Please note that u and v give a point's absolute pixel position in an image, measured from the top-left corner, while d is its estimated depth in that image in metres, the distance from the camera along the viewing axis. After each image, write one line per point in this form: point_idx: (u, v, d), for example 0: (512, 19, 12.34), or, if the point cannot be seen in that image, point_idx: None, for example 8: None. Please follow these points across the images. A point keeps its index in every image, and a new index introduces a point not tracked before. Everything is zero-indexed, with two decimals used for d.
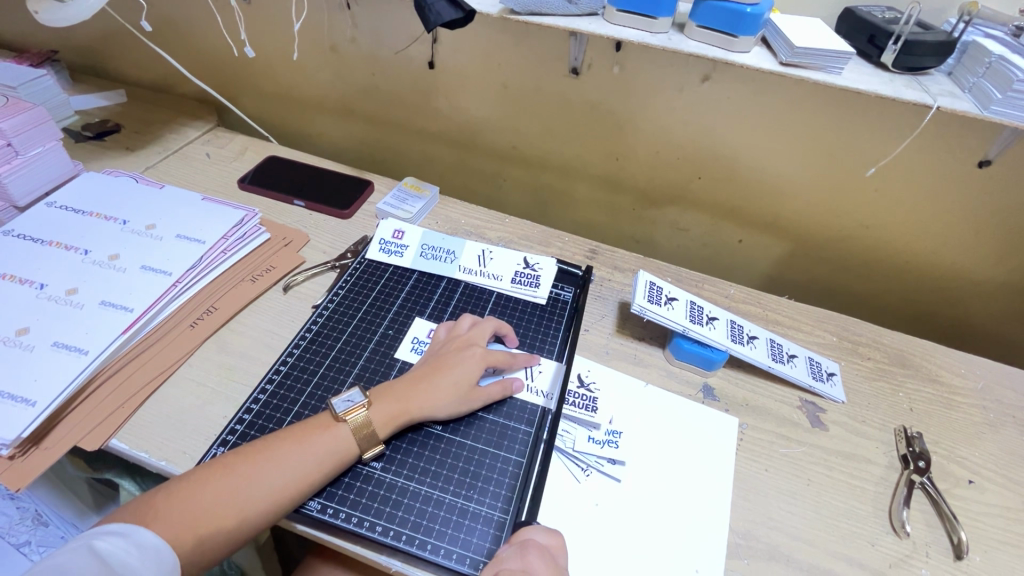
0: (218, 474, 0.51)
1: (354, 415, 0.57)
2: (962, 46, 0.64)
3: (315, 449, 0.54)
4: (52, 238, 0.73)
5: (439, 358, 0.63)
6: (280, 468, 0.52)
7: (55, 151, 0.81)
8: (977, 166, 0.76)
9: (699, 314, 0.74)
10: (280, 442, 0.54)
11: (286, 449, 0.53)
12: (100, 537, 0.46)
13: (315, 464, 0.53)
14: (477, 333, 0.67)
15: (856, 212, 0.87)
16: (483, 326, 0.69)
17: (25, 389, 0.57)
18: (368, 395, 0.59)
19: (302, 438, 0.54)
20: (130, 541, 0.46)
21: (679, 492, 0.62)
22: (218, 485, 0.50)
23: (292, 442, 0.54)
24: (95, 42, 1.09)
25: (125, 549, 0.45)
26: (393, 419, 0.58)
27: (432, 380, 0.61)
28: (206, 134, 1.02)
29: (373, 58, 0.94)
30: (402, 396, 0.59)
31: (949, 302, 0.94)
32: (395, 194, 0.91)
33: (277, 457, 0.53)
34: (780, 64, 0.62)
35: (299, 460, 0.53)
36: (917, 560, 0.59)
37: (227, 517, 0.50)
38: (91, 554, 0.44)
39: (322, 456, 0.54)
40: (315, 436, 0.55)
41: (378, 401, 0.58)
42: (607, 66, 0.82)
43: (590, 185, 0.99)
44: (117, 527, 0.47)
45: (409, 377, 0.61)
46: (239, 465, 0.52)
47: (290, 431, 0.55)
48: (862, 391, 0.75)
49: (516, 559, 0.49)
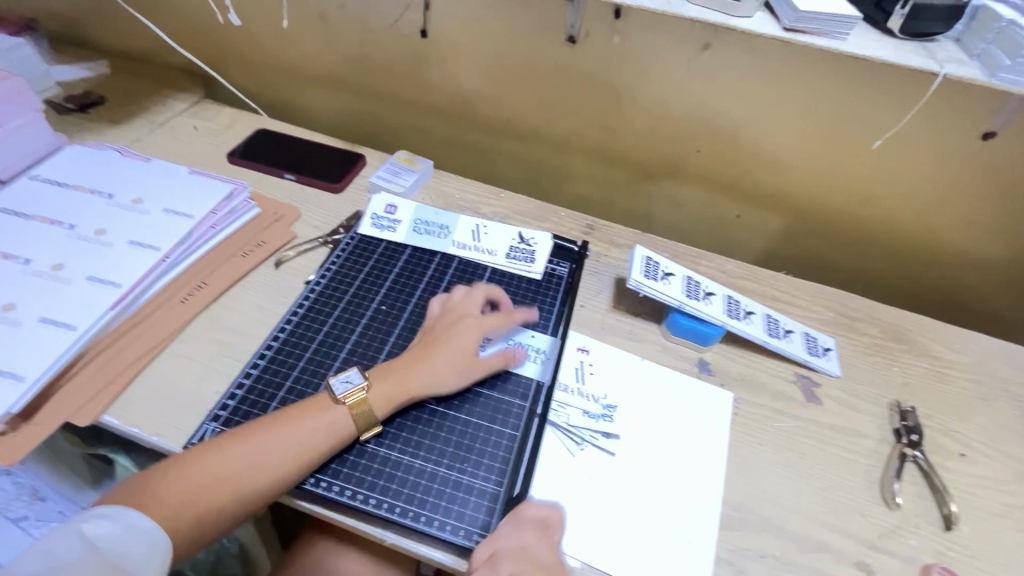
0: (213, 454, 0.51)
1: (354, 398, 0.56)
2: (972, 11, 0.61)
3: (312, 431, 0.54)
4: (35, 212, 0.71)
5: (436, 333, 0.63)
6: (276, 450, 0.52)
7: (38, 123, 0.78)
8: (981, 138, 0.75)
9: (696, 289, 0.73)
10: (278, 423, 0.53)
11: (280, 428, 0.53)
12: (90, 520, 0.46)
13: (314, 446, 0.53)
14: (468, 303, 0.66)
15: (856, 185, 0.86)
16: (475, 294, 0.68)
17: (15, 364, 0.56)
18: (366, 376, 0.58)
19: (300, 418, 0.54)
20: (120, 525, 0.46)
21: (675, 466, 0.62)
22: (214, 466, 0.50)
23: (288, 422, 0.54)
24: (74, 10, 1.05)
25: (115, 534, 0.46)
26: (392, 399, 0.57)
27: (432, 356, 0.60)
28: (193, 106, 0.99)
29: (362, 25, 0.91)
30: (401, 373, 0.59)
31: (945, 278, 0.93)
32: (388, 167, 0.90)
33: (275, 438, 0.52)
34: (783, 30, 0.60)
35: (296, 441, 0.53)
36: (907, 531, 0.60)
37: (225, 496, 0.50)
38: (82, 540, 0.45)
39: (321, 437, 0.54)
40: (310, 414, 0.54)
41: (377, 383, 0.58)
42: (605, 34, 0.79)
43: (586, 159, 0.97)
44: (107, 511, 0.47)
45: (407, 357, 0.60)
46: (234, 444, 0.52)
47: (286, 412, 0.55)
48: (857, 365, 0.75)
49: (514, 538, 0.50)
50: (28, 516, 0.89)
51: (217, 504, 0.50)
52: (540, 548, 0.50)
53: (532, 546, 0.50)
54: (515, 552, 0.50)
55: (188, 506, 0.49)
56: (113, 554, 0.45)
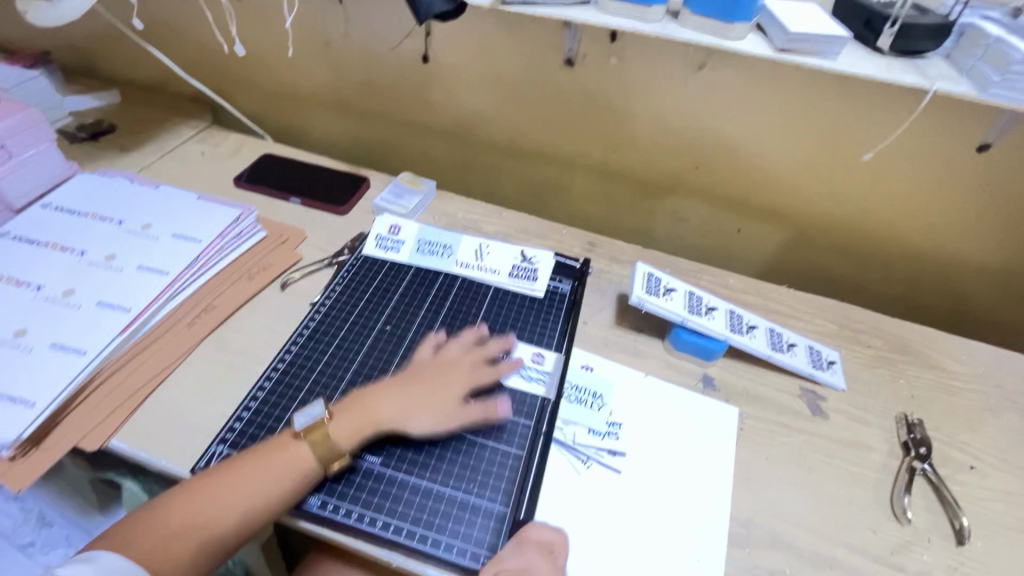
0: (182, 497, 0.51)
1: (313, 430, 0.56)
2: (960, 30, 0.63)
3: (277, 470, 0.53)
4: (47, 239, 0.72)
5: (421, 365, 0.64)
6: (238, 491, 0.52)
7: (50, 152, 0.81)
8: (976, 150, 0.76)
9: (698, 304, 0.74)
10: (244, 463, 0.53)
11: (246, 469, 0.53)
12: (67, 565, 0.46)
13: (280, 486, 0.53)
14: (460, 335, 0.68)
15: (855, 199, 0.87)
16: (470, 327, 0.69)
17: (25, 390, 0.57)
18: (328, 409, 0.58)
19: (265, 457, 0.54)
20: (128, 553, 0.47)
21: (684, 484, 0.61)
22: (180, 510, 0.50)
23: (251, 463, 0.53)
24: (87, 43, 1.09)
25: (93, 574, 0.45)
26: (359, 429, 0.57)
27: (403, 390, 0.60)
28: (200, 133, 1.02)
29: (366, 52, 0.94)
30: (365, 407, 0.59)
31: (949, 288, 0.93)
32: (391, 189, 0.91)
33: (240, 478, 0.52)
34: (775, 50, 0.62)
35: (261, 480, 0.52)
36: (919, 546, 0.59)
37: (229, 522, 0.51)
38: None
39: (287, 476, 0.53)
40: (274, 454, 0.54)
41: (341, 414, 0.58)
42: (602, 57, 0.81)
43: (587, 177, 0.98)
44: (82, 554, 0.47)
45: (374, 390, 0.61)
46: (201, 489, 0.52)
47: (252, 451, 0.55)
48: (862, 378, 0.75)
49: (516, 557, 0.51)
50: (35, 541, 0.90)
51: (219, 531, 0.51)
52: (541, 567, 0.50)
53: (535, 568, 0.50)
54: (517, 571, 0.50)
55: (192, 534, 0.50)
56: None
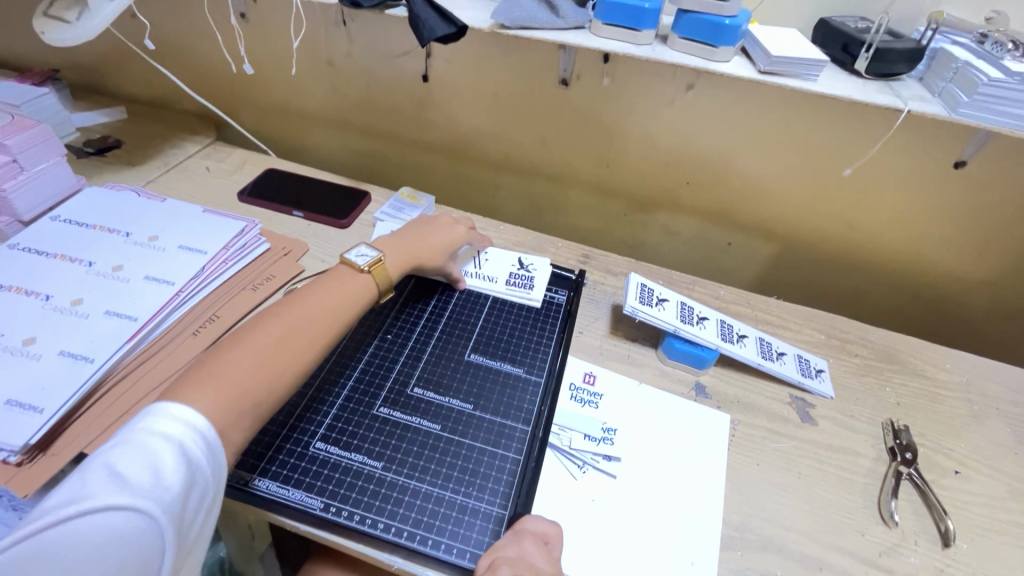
0: (220, 366, 0.51)
1: (374, 266, 0.67)
2: (932, 53, 0.67)
3: (308, 315, 0.59)
4: (56, 251, 0.74)
5: (430, 249, 0.75)
6: (280, 341, 0.55)
7: (60, 166, 0.83)
8: (953, 166, 0.79)
9: (690, 314, 0.77)
10: (277, 324, 0.57)
11: (281, 326, 0.57)
12: (187, 442, 0.44)
13: (317, 320, 0.59)
14: (449, 233, 0.78)
15: (839, 213, 0.90)
16: (457, 227, 0.80)
17: (34, 397, 0.58)
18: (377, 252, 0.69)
19: (296, 313, 0.58)
20: (202, 453, 0.45)
21: (678, 489, 0.63)
22: (225, 373, 0.50)
23: (282, 323, 0.57)
24: (96, 61, 1.12)
25: (196, 473, 0.44)
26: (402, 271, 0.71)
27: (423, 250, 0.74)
28: (205, 148, 1.04)
29: (368, 71, 0.97)
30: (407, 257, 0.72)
31: (933, 299, 0.96)
32: (392, 203, 0.94)
33: (279, 335, 0.56)
34: (758, 72, 0.66)
35: (296, 322, 0.57)
36: (907, 548, 0.61)
37: (266, 380, 0.52)
38: (180, 457, 0.43)
39: (320, 313, 0.60)
40: (307, 302, 0.60)
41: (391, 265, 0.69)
42: (596, 77, 0.85)
43: (582, 191, 1.01)
44: (185, 425, 0.45)
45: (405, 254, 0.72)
46: (237, 353, 0.53)
47: (279, 311, 0.58)
48: (850, 386, 0.77)
49: (513, 547, 0.51)
50: None
51: (260, 386, 0.52)
52: (537, 558, 0.50)
53: (530, 556, 0.50)
54: (512, 559, 0.50)
55: (230, 386, 0.49)
56: (190, 494, 0.42)
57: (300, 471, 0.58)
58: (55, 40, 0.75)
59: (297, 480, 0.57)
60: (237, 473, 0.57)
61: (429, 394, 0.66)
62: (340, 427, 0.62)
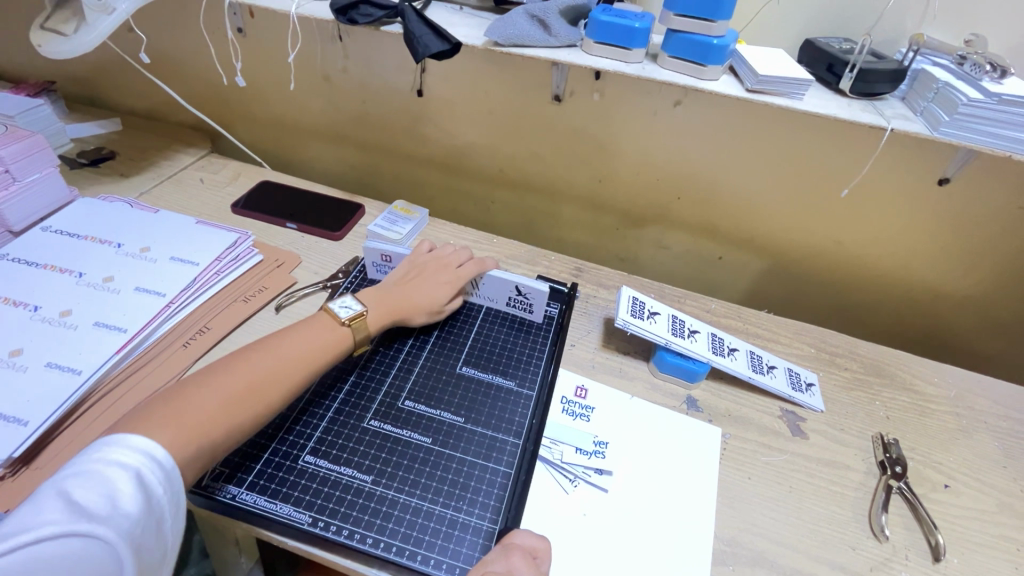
0: (179, 403, 0.51)
1: (356, 320, 0.66)
2: (913, 74, 0.69)
3: (278, 355, 0.59)
4: (47, 261, 0.74)
5: (417, 299, 0.73)
6: (243, 378, 0.55)
7: (53, 177, 0.83)
8: (937, 183, 0.81)
9: (681, 327, 0.77)
10: (244, 363, 0.57)
11: (247, 364, 0.57)
12: (146, 469, 0.44)
13: (286, 362, 0.59)
14: (442, 278, 0.76)
15: (828, 229, 0.91)
16: (450, 270, 0.77)
17: (18, 409, 0.57)
18: (363, 303, 0.68)
19: (266, 352, 0.59)
20: (160, 481, 0.44)
21: (669, 503, 0.63)
22: (183, 412, 0.50)
23: (250, 362, 0.57)
24: (93, 73, 1.12)
25: (156, 501, 0.43)
26: (386, 315, 0.70)
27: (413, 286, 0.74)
28: (200, 160, 1.05)
29: (364, 86, 0.98)
30: (394, 301, 0.71)
31: (921, 313, 0.97)
32: (385, 217, 0.93)
33: (245, 373, 0.56)
34: (746, 90, 0.67)
35: (264, 363, 0.57)
36: (897, 563, 0.60)
37: (226, 416, 0.52)
38: (136, 484, 0.42)
39: (293, 354, 0.60)
40: (277, 345, 0.60)
41: (373, 309, 0.69)
42: (588, 93, 0.86)
43: (574, 205, 1.02)
44: (143, 453, 0.44)
45: (394, 292, 0.72)
46: (198, 391, 0.53)
47: (250, 351, 0.59)
48: (840, 400, 0.78)
49: (501, 561, 0.50)
50: None
51: (219, 427, 0.51)
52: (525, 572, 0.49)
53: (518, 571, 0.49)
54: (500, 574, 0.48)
55: (188, 422, 0.49)
56: (147, 523, 0.41)
57: (289, 484, 0.57)
58: (55, 53, 0.76)
59: (285, 494, 0.56)
60: (224, 487, 0.56)
61: (421, 407, 0.66)
62: (331, 440, 0.61)
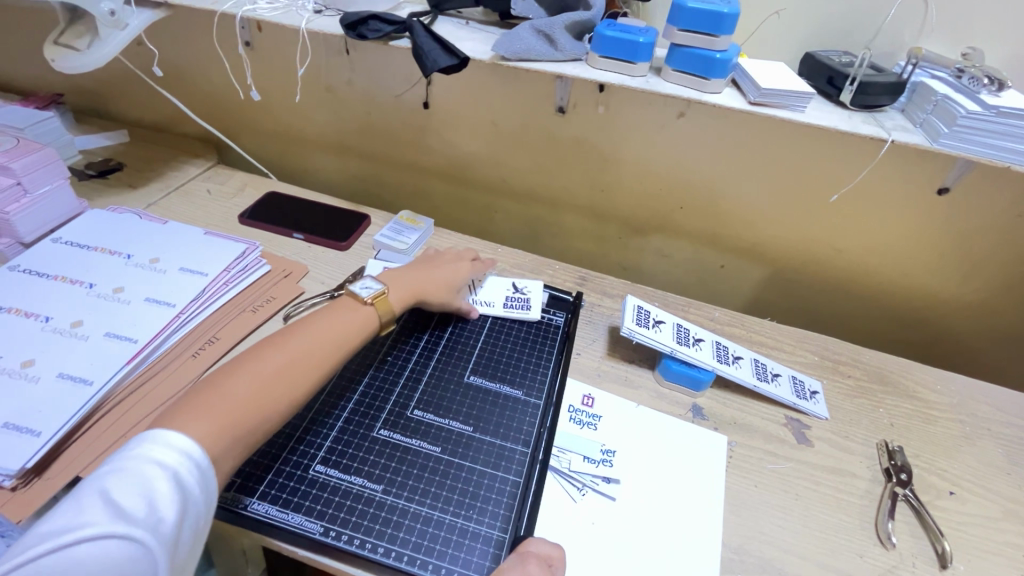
0: (218, 392, 0.51)
1: (377, 297, 0.68)
2: (912, 86, 0.71)
3: (308, 343, 0.59)
4: (57, 272, 0.74)
5: (436, 283, 0.76)
6: (276, 367, 0.56)
7: (63, 189, 0.84)
8: (936, 193, 0.82)
9: (686, 336, 0.78)
10: (275, 351, 0.57)
11: (278, 353, 0.57)
12: (183, 468, 0.44)
13: (316, 351, 0.59)
14: (453, 267, 0.80)
15: (829, 238, 0.92)
16: (461, 261, 0.81)
17: (31, 420, 0.58)
18: (383, 283, 0.70)
19: (297, 340, 0.59)
20: (196, 481, 0.44)
21: (678, 512, 0.63)
22: (222, 401, 0.50)
23: (281, 351, 0.57)
24: (101, 85, 1.14)
25: (190, 501, 0.43)
26: (407, 296, 0.72)
27: (430, 270, 0.77)
28: (207, 172, 1.06)
29: (370, 98, 0.99)
30: (413, 281, 0.73)
31: (923, 321, 0.98)
32: (391, 226, 0.95)
33: (277, 362, 0.56)
34: (748, 103, 0.68)
35: (295, 352, 0.58)
36: (904, 570, 0.61)
37: (262, 404, 0.53)
38: (173, 484, 0.43)
39: (322, 341, 0.60)
40: (306, 332, 0.60)
41: (395, 289, 0.71)
42: (591, 105, 0.88)
43: (578, 215, 1.03)
44: (181, 450, 0.45)
45: (412, 273, 0.75)
46: (234, 379, 0.53)
47: (279, 339, 0.59)
48: (844, 408, 0.78)
49: (517, 567, 0.51)
50: None
51: (256, 415, 0.52)
52: None
53: None
54: None
55: (227, 411, 0.50)
56: (181, 523, 0.42)
57: (299, 494, 0.58)
58: (68, 68, 0.77)
59: (296, 503, 0.57)
60: (235, 496, 0.57)
61: (429, 416, 0.67)
62: (341, 450, 0.62)
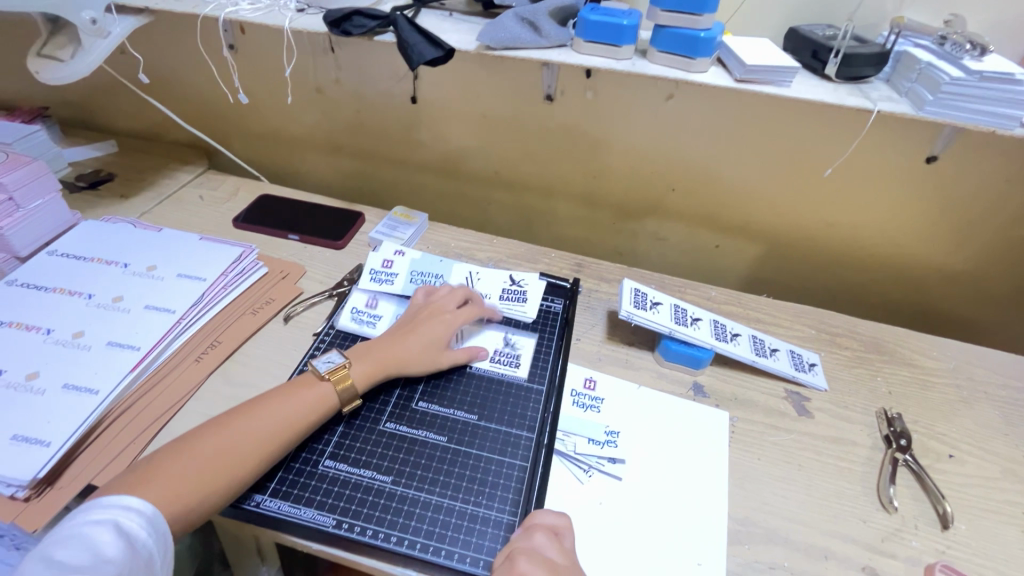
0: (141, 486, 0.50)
1: (336, 372, 0.64)
2: (895, 56, 0.71)
3: (245, 425, 0.57)
4: (55, 285, 0.75)
5: (413, 349, 0.68)
6: (206, 454, 0.54)
7: (55, 202, 0.83)
8: (926, 161, 0.82)
9: (684, 316, 0.79)
10: (209, 435, 0.55)
11: (211, 438, 0.55)
12: (127, 517, 0.47)
13: (252, 432, 0.56)
14: (434, 325, 0.71)
15: (821, 212, 0.93)
16: (446, 314, 0.72)
17: (39, 431, 0.58)
18: (346, 356, 0.66)
19: (233, 422, 0.57)
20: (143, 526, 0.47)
21: (684, 489, 0.64)
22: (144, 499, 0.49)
23: (213, 435, 0.55)
24: (86, 96, 1.13)
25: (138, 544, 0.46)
26: (371, 373, 0.65)
27: (407, 337, 0.69)
28: (198, 178, 1.06)
29: (358, 96, 0.99)
30: (381, 354, 0.67)
31: (917, 290, 0.99)
32: (386, 222, 0.95)
33: (209, 446, 0.54)
34: (735, 80, 0.68)
35: (228, 435, 0.55)
36: (907, 533, 0.62)
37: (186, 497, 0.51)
38: (117, 533, 0.45)
39: (261, 420, 0.57)
40: (245, 413, 0.58)
41: (359, 362, 0.65)
42: (579, 91, 0.88)
43: (570, 202, 1.04)
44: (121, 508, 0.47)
45: (386, 341, 0.68)
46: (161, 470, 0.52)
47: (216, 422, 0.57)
48: (842, 378, 0.79)
49: None
50: None
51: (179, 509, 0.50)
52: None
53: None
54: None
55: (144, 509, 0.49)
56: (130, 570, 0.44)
57: (310, 489, 0.58)
58: (52, 79, 0.77)
59: (307, 498, 0.58)
60: (248, 495, 0.57)
61: (434, 407, 0.67)
62: (348, 444, 0.63)
